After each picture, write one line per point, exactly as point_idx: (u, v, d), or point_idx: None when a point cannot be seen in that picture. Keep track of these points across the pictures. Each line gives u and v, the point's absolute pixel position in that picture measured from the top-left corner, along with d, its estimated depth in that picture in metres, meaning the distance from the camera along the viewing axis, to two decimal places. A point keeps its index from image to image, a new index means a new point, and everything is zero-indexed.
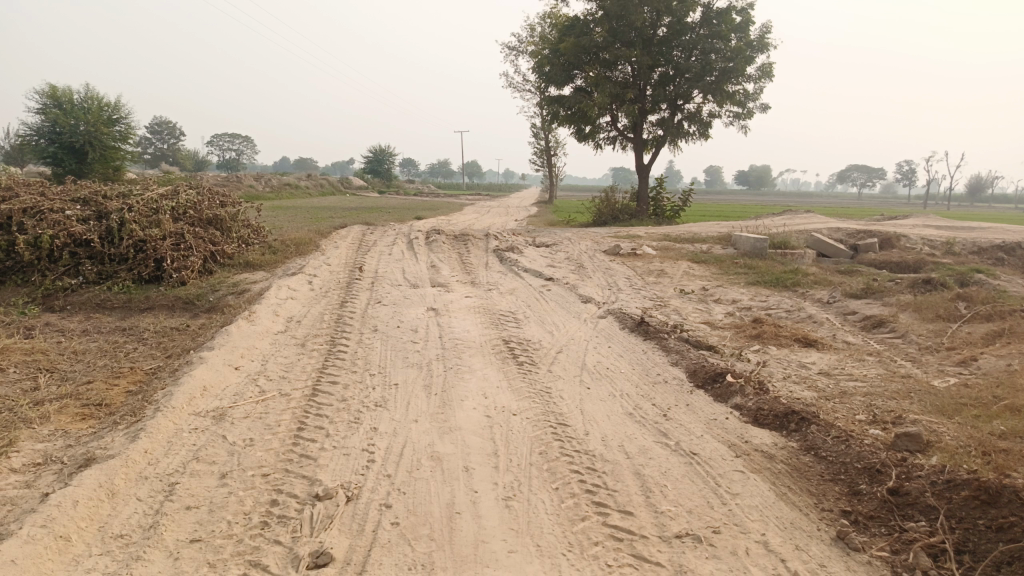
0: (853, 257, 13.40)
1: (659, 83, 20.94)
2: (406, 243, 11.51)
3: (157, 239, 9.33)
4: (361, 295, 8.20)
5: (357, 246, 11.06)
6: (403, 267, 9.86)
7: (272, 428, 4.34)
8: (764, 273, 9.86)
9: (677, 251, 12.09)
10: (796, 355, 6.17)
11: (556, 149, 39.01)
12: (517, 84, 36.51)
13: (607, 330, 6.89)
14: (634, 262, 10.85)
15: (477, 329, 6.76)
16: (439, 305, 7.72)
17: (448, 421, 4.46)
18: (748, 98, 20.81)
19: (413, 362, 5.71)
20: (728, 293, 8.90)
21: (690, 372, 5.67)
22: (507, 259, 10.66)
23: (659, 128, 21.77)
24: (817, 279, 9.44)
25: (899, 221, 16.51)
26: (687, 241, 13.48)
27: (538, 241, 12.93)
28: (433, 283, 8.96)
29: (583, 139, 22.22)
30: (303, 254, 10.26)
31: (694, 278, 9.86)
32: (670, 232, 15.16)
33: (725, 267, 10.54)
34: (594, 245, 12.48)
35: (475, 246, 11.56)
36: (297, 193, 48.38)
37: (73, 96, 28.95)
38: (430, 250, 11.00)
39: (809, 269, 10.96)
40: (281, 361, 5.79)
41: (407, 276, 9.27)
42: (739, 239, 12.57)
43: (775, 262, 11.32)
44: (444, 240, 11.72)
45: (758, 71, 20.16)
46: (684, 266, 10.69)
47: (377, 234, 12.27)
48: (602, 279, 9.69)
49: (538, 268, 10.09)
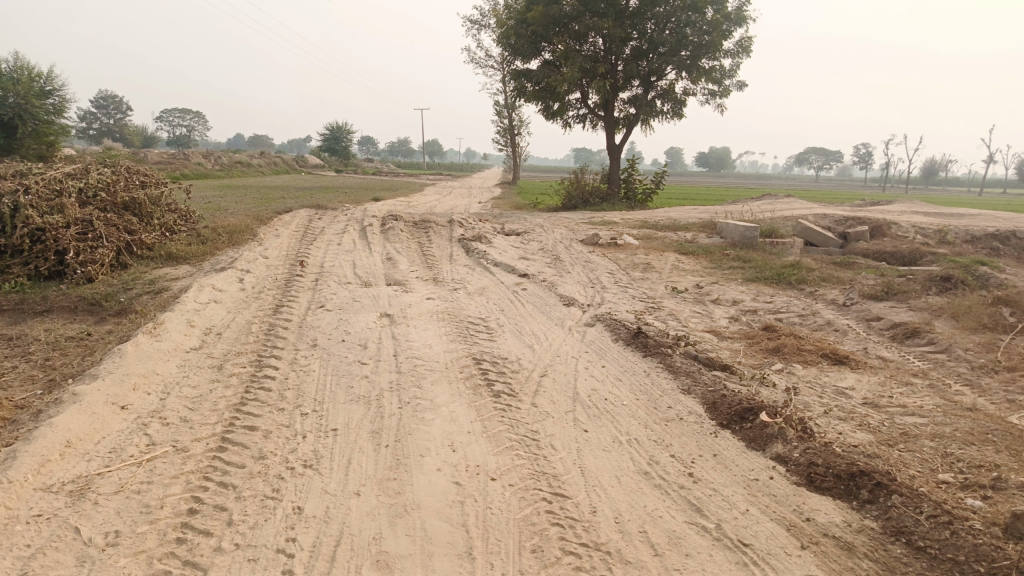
0: (843, 247, 12.50)
1: (632, 58, 19.77)
2: (359, 231, 10.18)
3: (59, 227, 7.84)
4: (302, 298, 6.89)
5: (301, 235, 9.68)
6: (355, 260, 8.56)
7: (152, 512, 3.06)
8: (762, 268, 8.81)
9: (660, 240, 11.00)
10: (830, 378, 5.10)
11: (520, 129, 37.67)
12: (480, 60, 35.00)
13: (598, 343, 5.73)
14: (616, 254, 9.70)
15: (440, 344, 5.52)
16: (395, 310, 6.45)
17: (402, 494, 3.23)
18: (724, 75, 19.79)
19: (357, 395, 4.45)
20: (727, 292, 7.82)
21: (709, 405, 4.53)
22: (474, 250, 9.42)
23: (631, 106, 20.63)
24: (823, 275, 8.43)
25: (883, 207, 15.70)
26: (668, 228, 12.40)
27: (507, 228, 11.72)
28: (389, 281, 7.69)
29: (551, 116, 20.96)
30: (237, 245, 8.87)
31: (684, 273, 8.76)
32: (648, 218, 14.10)
33: (717, 260, 9.49)
34: (570, 233, 11.32)
35: (437, 235, 10.29)
36: (249, 171, 46.16)
37: (1, 65, 26.59)
38: (386, 239, 9.71)
39: (805, 261, 9.97)
40: (187, 395, 4.47)
41: (358, 272, 7.97)
42: (726, 228, 11.54)
43: (769, 253, 10.30)
44: (401, 227, 10.40)
45: (734, 46, 19.11)
46: (672, 258, 9.59)
47: (326, 221, 10.88)
48: (583, 275, 8.53)
49: (509, 261, 8.87)
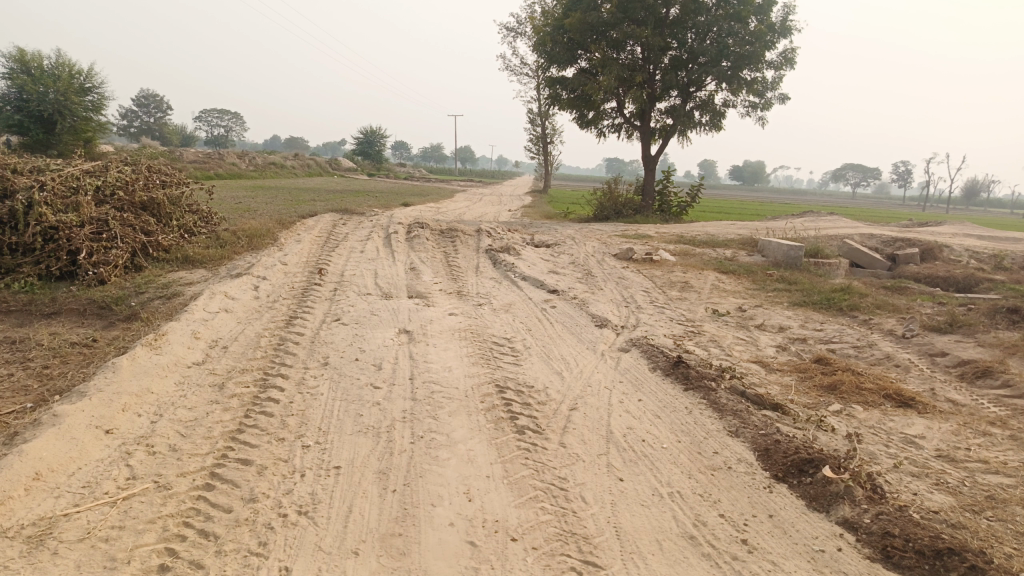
0: (891, 270, 11.84)
1: (670, 67, 19.23)
2: (383, 238, 9.80)
3: (73, 226, 7.53)
4: (318, 309, 6.49)
5: (323, 241, 9.32)
6: (377, 269, 8.17)
7: (117, 568, 2.63)
8: (810, 291, 8.24)
9: (698, 257, 10.46)
10: (895, 424, 4.54)
11: (553, 137, 37.26)
12: (515, 67, 34.70)
13: (633, 372, 5.22)
14: (652, 270, 9.19)
15: (461, 367, 5.06)
16: (414, 326, 6.02)
17: (408, 557, 2.77)
18: (766, 87, 19.15)
19: (365, 425, 4.01)
20: (773, 318, 7.27)
21: (761, 452, 4.00)
22: (502, 262, 8.97)
23: (668, 117, 20.07)
24: (876, 301, 7.83)
25: (933, 228, 14.95)
26: (706, 244, 11.85)
27: (537, 239, 11.28)
28: (411, 293, 7.27)
29: (586, 125, 20.48)
30: (256, 250, 8.52)
31: (726, 294, 8.22)
32: (685, 233, 13.55)
33: (759, 281, 8.92)
34: (603, 246, 10.83)
35: (465, 244, 9.87)
36: (282, 172, 46.37)
37: (43, 62, 26.87)
38: (411, 248, 9.31)
39: (854, 284, 9.37)
40: (180, 419, 4.07)
41: (379, 282, 7.56)
42: (768, 246, 10.97)
43: (814, 275, 9.71)
44: (428, 235, 10.00)
45: (778, 57, 18.44)
46: (711, 277, 9.05)
47: (350, 226, 10.52)
48: (617, 292, 8.04)
49: (539, 275, 8.41)
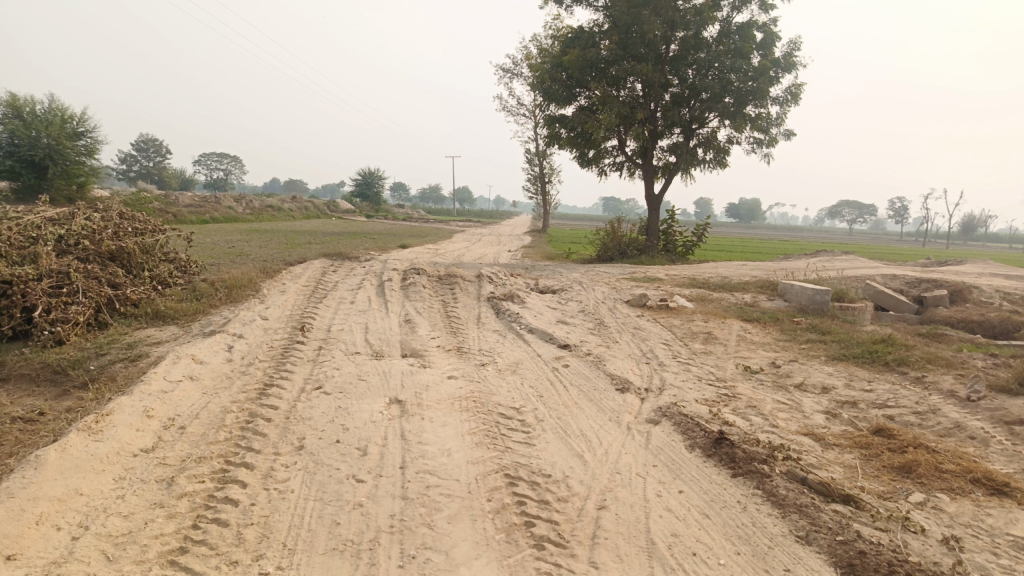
0: (921, 314, 11.07)
1: (672, 104, 18.68)
2: (376, 286, 9.02)
3: (28, 280, 6.71)
4: (298, 374, 5.67)
5: (310, 291, 8.54)
6: (367, 322, 7.37)
7: None
8: (847, 342, 7.44)
9: (716, 303, 9.70)
10: (997, 521, 3.71)
11: (552, 176, 36.82)
12: (512, 107, 34.47)
13: (668, 452, 4.40)
14: (669, 319, 8.40)
15: (462, 450, 4.22)
16: (407, 394, 5.19)
17: None
18: (771, 124, 18.57)
19: (343, 541, 3.17)
20: (812, 376, 6.46)
21: (845, 569, 3.16)
22: (505, 311, 8.18)
23: (671, 154, 19.47)
24: (924, 353, 7.04)
25: (955, 267, 14.22)
26: (722, 288, 11.08)
27: (542, 284, 10.52)
28: (405, 351, 6.45)
29: (587, 164, 19.89)
30: (235, 303, 7.72)
31: (754, 346, 7.42)
32: (697, 275, 12.82)
33: (788, 330, 8.14)
34: (613, 292, 10.06)
35: (464, 291, 9.08)
36: (278, 215, 45.86)
37: (35, 106, 26.43)
38: (406, 297, 8.53)
39: (890, 332, 8.59)
40: (111, 532, 3.22)
41: (369, 338, 6.76)
42: (791, 289, 10.22)
43: (845, 323, 8.93)
44: (424, 282, 9.22)
45: (783, 93, 17.86)
46: (736, 325, 8.26)
47: (340, 273, 9.74)
48: (634, 346, 7.24)
49: (547, 326, 7.61)
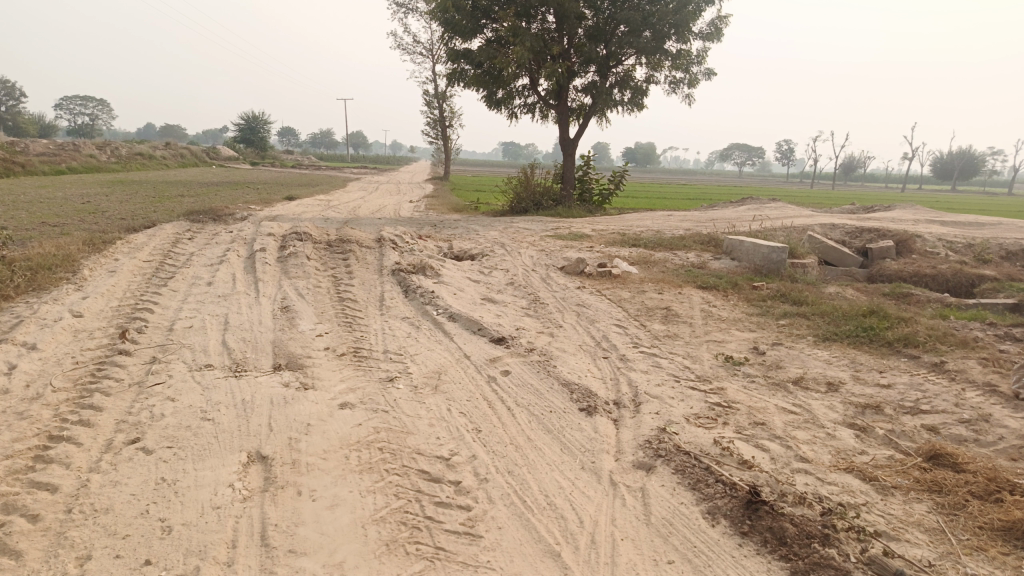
0: (869, 268, 10.15)
1: (588, 38, 16.94)
2: (245, 259, 7.02)
3: None
4: (108, 414, 3.77)
5: (153, 269, 6.45)
6: (229, 315, 5.46)
7: None
8: (831, 317, 6.18)
9: (661, 266, 8.28)
10: None
11: (452, 120, 34.59)
12: (407, 46, 31.80)
13: (682, 532, 2.90)
14: (616, 291, 6.88)
15: (366, 564, 2.55)
16: (277, 446, 3.42)
17: None
18: (693, 62, 17.23)
19: None
20: (810, 369, 5.12)
21: None
22: (415, 289, 6.43)
23: (586, 95, 17.85)
24: (924, 327, 5.88)
25: (887, 215, 13.52)
26: (660, 246, 9.71)
27: (456, 247, 8.79)
28: (278, 361, 4.64)
29: (495, 105, 17.96)
30: (36, 293, 5.57)
31: (726, 325, 6.04)
32: (627, 230, 11.42)
33: (756, 300, 6.83)
34: (542, 255, 8.48)
35: (361, 262, 7.22)
36: (149, 165, 41.31)
37: None
38: (285, 274, 6.62)
39: (862, 298, 7.47)
40: None
41: (226, 343, 4.90)
42: (740, 247, 8.94)
43: (808, 287, 7.76)
44: (308, 251, 7.27)
45: (707, 27, 16.48)
46: (695, 296, 6.87)
47: (197, 242, 7.63)
48: (583, 332, 5.71)
49: (470, 310, 5.95)
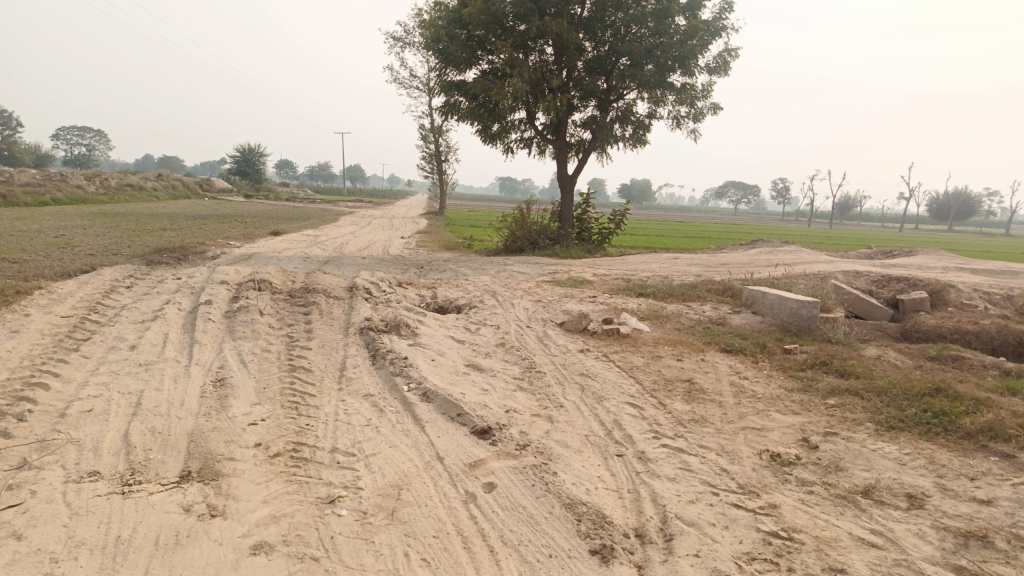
0: (903, 323, 9.09)
1: (587, 71, 16.14)
2: (187, 314, 5.91)
3: None
4: None
5: (69, 328, 5.33)
6: (144, 396, 4.33)
7: None
8: (889, 396, 5.08)
9: (675, 322, 7.20)
10: None
11: (448, 155, 33.85)
12: (403, 80, 31.17)
13: None
14: (625, 356, 5.78)
15: None
16: None
17: None
18: (698, 96, 16.36)
19: None
20: (880, 473, 4.01)
21: None
22: (385, 354, 5.32)
23: (585, 130, 16.94)
24: (1008, 411, 4.78)
25: (911, 260, 12.56)
26: (671, 296, 8.65)
27: (441, 296, 7.71)
28: (188, 468, 3.50)
29: (489, 139, 17.03)
30: None
31: (763, 405, 4.93)
32: (632, 276, 10.37)
33: (792, 369, 5.73)
34: (539, 308, 7.40)
35: (325, 318, 6.12)
36: (138, 196, 40.42)
37: None
38: (230, 334, 5.52)
39: (911, 366, 6.39)
40: None
41: (126, 438, 3.76)
42: (763, 300, 7.88)
43: (848, 350, 6.68)
44: (263, 304, 6.18)
45: (715, 60, 15.65)
46: (721, 362, 5.78)
47: (136, 291, 6.53)
48: (590, 415, 4.60)
49: (450, 384, 4.83)
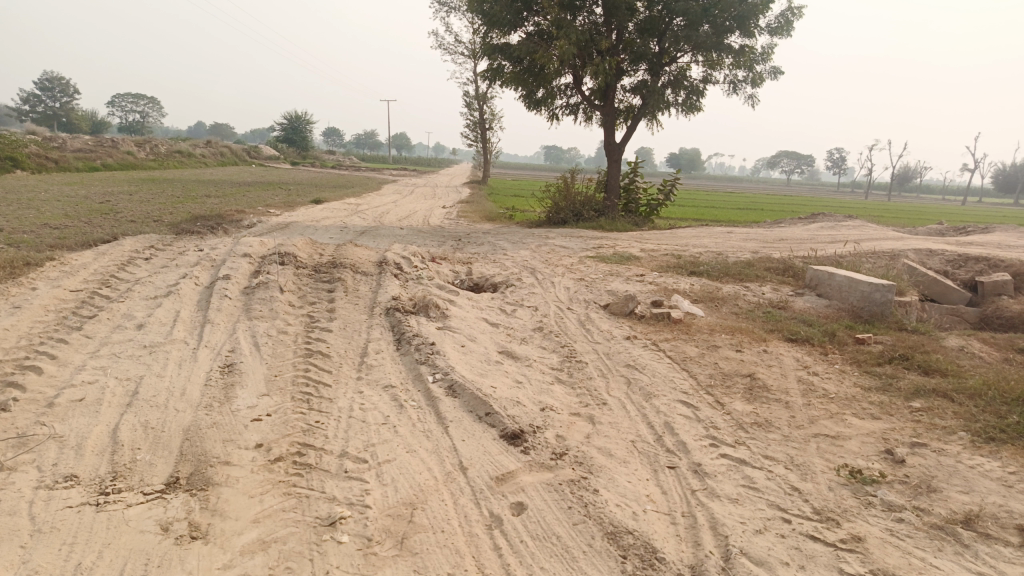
0: (984, 309, 8.25)
1: (638, 32, 15.26)
2: (204, 291, 5.52)
3: None
4: None
5: (77, 304, 4.98)
6: (144, 383, 3.94)
7: None
8: (985, 400, 4.39)
9: (732, 306, 6.56)
10: None
11: (493, 123, 33.14)
12: (448, 46, 30.47)
13: None
14: (677, 345, 5.20)
15: None
16: None
17: None
18: (758, 58, 15.33)
19: None
20: (983, 498, 3.37)
21: None
22: (411, 339, 4.84)
23: (635, 96, 16.10)
24: None
25: (989, 238, 11.54)
26: (727, 276, 7.98)
27: (478, 273, 7.20)
28: (177, 473, 3.07)
29: (534, 105, 16.33)
30: None
31: (837, 408, 4.31)
32: (683, 252, 9.70)
33: (867, 364, 5.07)
34: (583, 287, 6.83)
35: (350, 297, 5.68)
36: (187, 162, 40.79)
37: None
38: (246, 313, 5.11)
39: (1003, 363, 5.65)
40: None
41: (114, 435, 3.36)
42: (830, 282, 7.16)
43: (928, 341, 5.96)
44: (285, 281, 5.76)
45: (777, 19, 14.61)
46: (786, 354, 5.15)
47: (156, 264, 6.18)
48: (637, 415, 4.05)
49: (480, 375, 4.33)
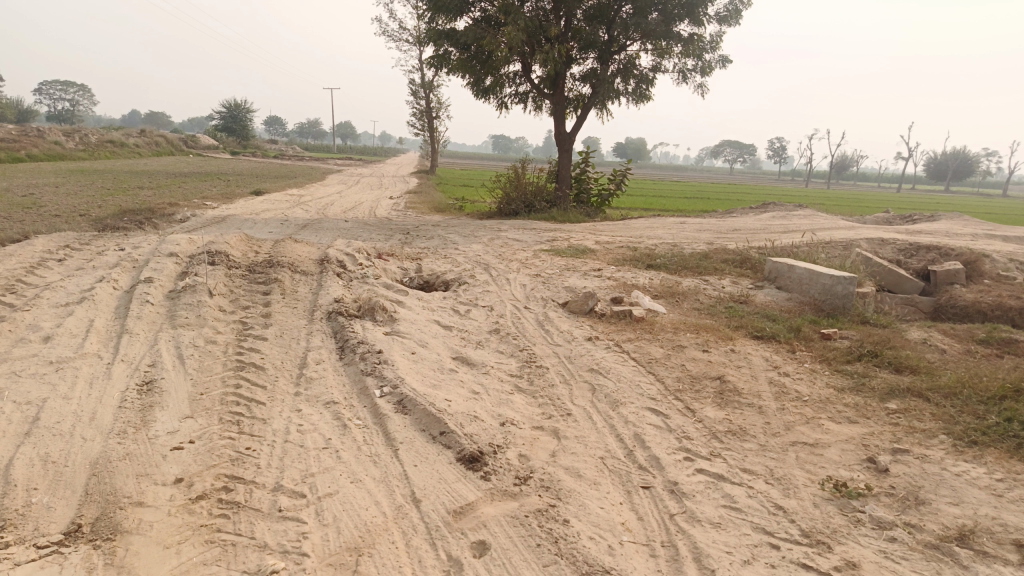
0: (938, 298, 8.22)
1: (587, 19, 14.95)
2: (124, 296, 4.98)
3: None
4: None
5: None
6: (46, 407, 3.43)
7: None
8: (961, 399, 4.22)
9: (693, 301, 6.31)
10: None
11: (440, 112, 32.53)
12: (393, 33, 29.71)
13: None
14: (641, 346, 4.91)
15: None
16: None
17: None
18: (707, 47, 15.21)
19: None
20: (975, 510, 3.16)
21: None
22: (355, 346, 4.42)
23: (585, 84, 15.81)
24: None
25: (936, 227, 11.64)
26: (685, 269, 7.75)
27: (428, 269, 6.79)
28: (76, 520, 2.61)
29: (482, 93, 15.89)
30: None
31: (813, 412, 4.07)
32: (638, 244, 9.46)
33: (837, 363, 4.87)
34: (538, 284, 6.49)
35: (288, 300, 5.21)
36: (120, 152, 38.96)
37: None
38: (170, 320, 4.60)
39: (967, 357, 5.53)
40: None
41: (5, 473, 2.87)
42: (790, 275, 6.99)
43: (893, 335, 5.82)
44: (216, 283, 5.26)
45: (726, 7, 14.49)
46: (754, 354, 4.91)
47: (70, 266, 5.60)
48: (604, 427, 3.73)
49: (432, 386, 3.95)
